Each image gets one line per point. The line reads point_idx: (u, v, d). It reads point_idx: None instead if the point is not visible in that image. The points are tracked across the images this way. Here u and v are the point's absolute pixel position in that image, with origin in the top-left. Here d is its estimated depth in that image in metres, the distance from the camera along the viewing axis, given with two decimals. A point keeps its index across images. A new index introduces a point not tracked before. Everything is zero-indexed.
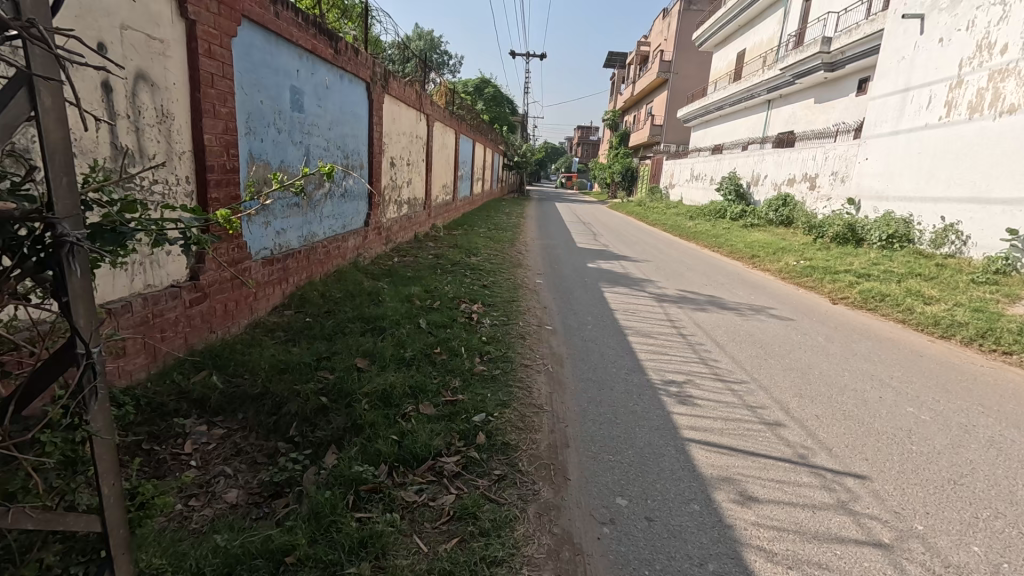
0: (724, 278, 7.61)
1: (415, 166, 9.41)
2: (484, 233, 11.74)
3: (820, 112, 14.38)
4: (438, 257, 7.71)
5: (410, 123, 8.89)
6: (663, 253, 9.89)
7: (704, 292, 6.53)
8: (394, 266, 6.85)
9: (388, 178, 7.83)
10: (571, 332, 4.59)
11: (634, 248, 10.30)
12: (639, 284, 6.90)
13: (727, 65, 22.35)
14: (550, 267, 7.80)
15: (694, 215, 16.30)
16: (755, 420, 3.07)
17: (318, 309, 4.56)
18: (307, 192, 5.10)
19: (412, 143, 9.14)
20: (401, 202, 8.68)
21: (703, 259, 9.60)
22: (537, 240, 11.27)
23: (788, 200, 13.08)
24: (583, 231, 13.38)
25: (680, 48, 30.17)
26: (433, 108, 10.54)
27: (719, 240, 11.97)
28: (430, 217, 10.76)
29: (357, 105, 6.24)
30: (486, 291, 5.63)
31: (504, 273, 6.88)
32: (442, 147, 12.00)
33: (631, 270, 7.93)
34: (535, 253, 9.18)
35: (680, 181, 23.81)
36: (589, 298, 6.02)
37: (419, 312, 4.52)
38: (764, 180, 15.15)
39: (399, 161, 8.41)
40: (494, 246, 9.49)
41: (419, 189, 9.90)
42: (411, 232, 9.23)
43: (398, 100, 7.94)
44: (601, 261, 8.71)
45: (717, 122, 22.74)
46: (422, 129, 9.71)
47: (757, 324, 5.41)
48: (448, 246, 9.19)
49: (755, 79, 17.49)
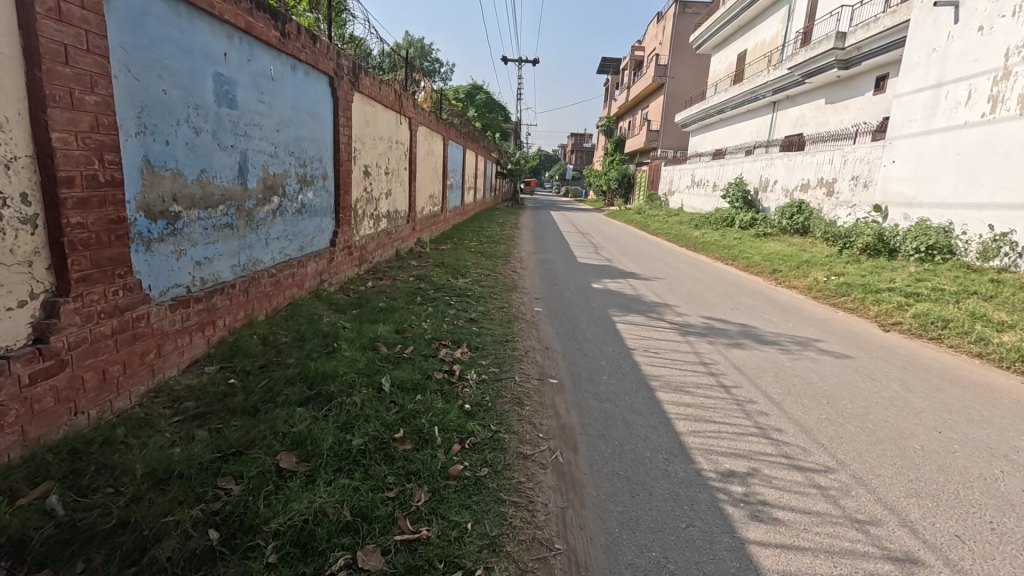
0: (751, 300, 6.58)
1: (395, 175, 8.37)
2: (476, 247, 10.72)
3: (833, 113, 13.49)
4: (420, 280, 6.66)
5: (389, 127, 7.87)
6: (675, 268, 8.88)
7: (735, 320, 5.50)
8: (366, 293, 5.79)
9: (361, 189, 6.80)
10: (581, 386, 3.52)
11: (642, 263, 9.29)
12: (655, 310, 5.87)
13: (726, 67, 21.57)
14: (549, 289, 6.76)
15: (700, 224, 15.35)
16: (876, 553, 2.03)
17: (252, 362, 3.48)
18: (245, 209, 4.03)
19: (392, 150, 8.12)
20: (378, 216, 7.64)
21: (719, 274, 8.60)
22: (534, 254, 10.23)
23: (803, 207, 12.15)
24: (583, 243, 12.39)
25: (676, 51, 29.44)
26: (417, 111, 9.53)
27: (731, 251, 10.98)
28: (415, 232, 9.72)
29: (317, 103, 5.19)
30: (473, 327, 4.57)
31: (496, 299, 5.83)
32: (428, 155, 10.99)
33: (642, 291, 6.90)
34: (531, 270, 8.15)
35: (680, 188, 22.92)
36: (599, 331, 4.97)
37: (382, 364, 3.46)
38: (774, 186, 14.22)
39: (375, 170, 7.37)
40: (485, 263, 8.45)
41: (401, 201, 8.86)
42: (391, 249, 8.19)
43: (372, 100, 6.91)
44: (607, 279, 7.69)
45: (718, 126, 21.89)
46: (403, 134, 8.69)
47: (809, 364, 4.37)
48: (433, 264, 8.14)
49: (760, 79, 16.65)
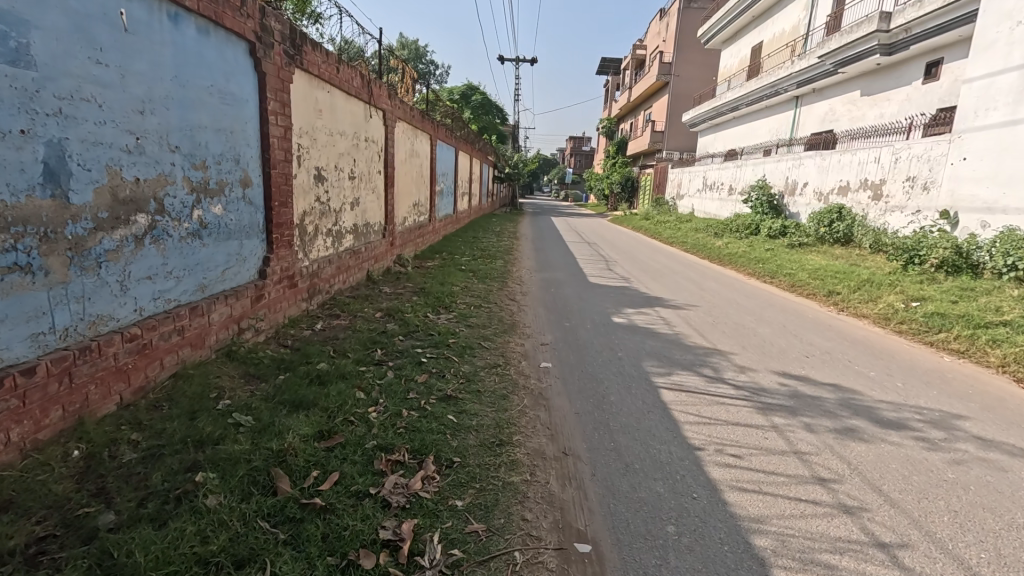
0: (826, 341, 5.01)
1: (365, 180, 6.79)
2: (469, 264, 9.14)
3: (873, 105, 12.00)
4: (388, 320, 5.05)
5: (356, 121, 6.30)
6: (710, 291, 7.27)
7: (824, 380, 3.91)
8: (307, 345, 4.18)
9: (312, 199, 5.21)
10: (635, 565, 1.92)
11: (667, 284, 7.70)
12: (706, 362, 4.27)
13: (739, 62, 20.15)
14: (559, 327, 5.16)
15: (719, 232, 13.78)
16: None
17: (25, 527, 1.86)
18: (64, 238, 2.43)
19: (360, 150, 6.54)
20: (340, 232, 6.04)
21: (764, 298, 7.04)
22: (536, 273, 8.63)
23: (844, 212, 10.62)
24: (592, 256, 10.85)
25: (681, 48, 28.04)
26: (396, 105, 7.97)
27: (766, 264, 9.42)
28: (393, 248, 8.12)
29: (225, 79, 3.61)
30: (450, 413, 2.95)
31: (487, 348, 4.22)
32: (411, 157, 9.41)
33: (679, 328, 5.31)
34: (535, 297, 6.56)
35: (691, 191, 21.38)
36: (639, 406, 3.36)
37: (265, 534, 1.86)
38: (804, 188, 12.68)
39: (336, 175, 5.79)
40: (478, 288, 6.86)
41: (374, 212, 7.27)
42: (360, 273, 6.60)
43: (327, 85, 5.35)
44: (630, 309, 6.11)
45: (730, 125, 20.38)
46: (377, 131, 7.13)
47: (977, 468, 2.77)
48: (412, 290, 6.55)
49: (781, 71, 15.16)
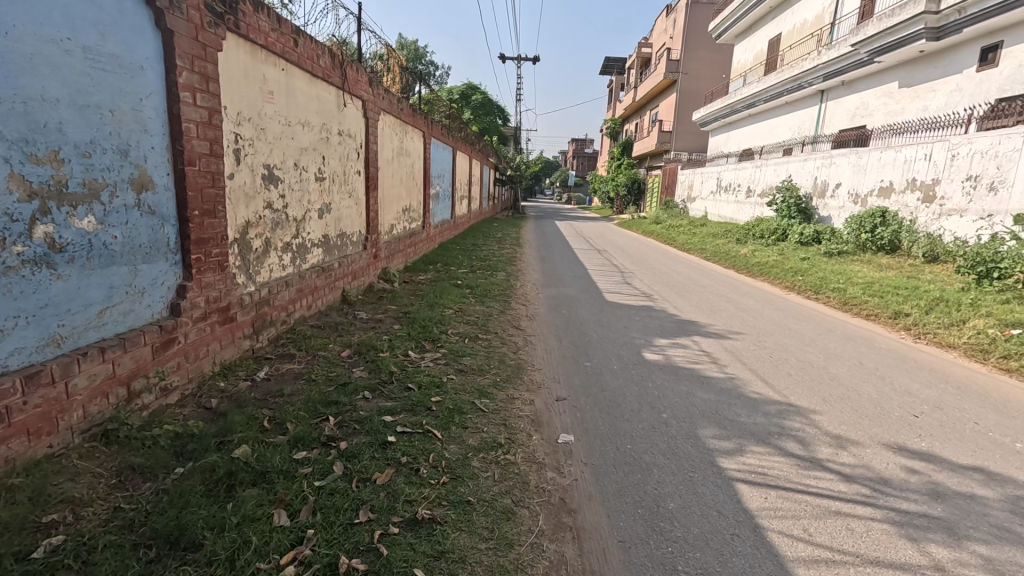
0: (929, 389, 3.83)
1: (338, 182, 5.65)
2: (467, 278, 7.98)
3: (914, 97, 10.84)
4: (355, 363, 3.88)
5: (324, 111, 5.16)
6: (752, 313, 6.08)
7: (968, 464, 2.73)
8: (235, 410, 3.03)
9: (261, 205, 4.05)
10: None
11: (698, 304, 6.52)
12: (785, 429, 3.09)
13: (754, 56, 19.02)
14: (577, 370, 3.99)
15: (742, 238, 12.61)
16: None
17: None
18: None
19: (331, 146, 5.40)
20: (305, 246, 4.89)
21: (819, 322, 5.87)
22: (544, 288, 7.46)
23: (888, 216, 9.45)
24: (605, 266, 9.69)
25: (689, 45, 26.94)
26: (379, 96, 6.83)
27: (806, 277, 8.25)
28: (376, 262, 6.98)
29: (97, 33, 2.46)
30: (418, 567, 1.78)
31: (482, 413, 3.05)
32: (400, 156, 8.25)
33: (732, 369, 4.13)
34: (543, 322, 5.40)
35: (704, 194, 20.21)
36: (714, 524, 2.18)
37: None
38: (837, 190, 11.50)
39: (297, 175, 4.65)
40: (475, 310, 5.69)
41: (351, 220, 6.11)
42: (331, 294, 5.45)
43: (280, 60, 4.21)
44: (663, 339, 4.94)
45: (745, 124, 19.23)
46: (355, 124, 6.00)
47: None
48: (395, 314, 5.40)
49: (805, 64, 14.03)
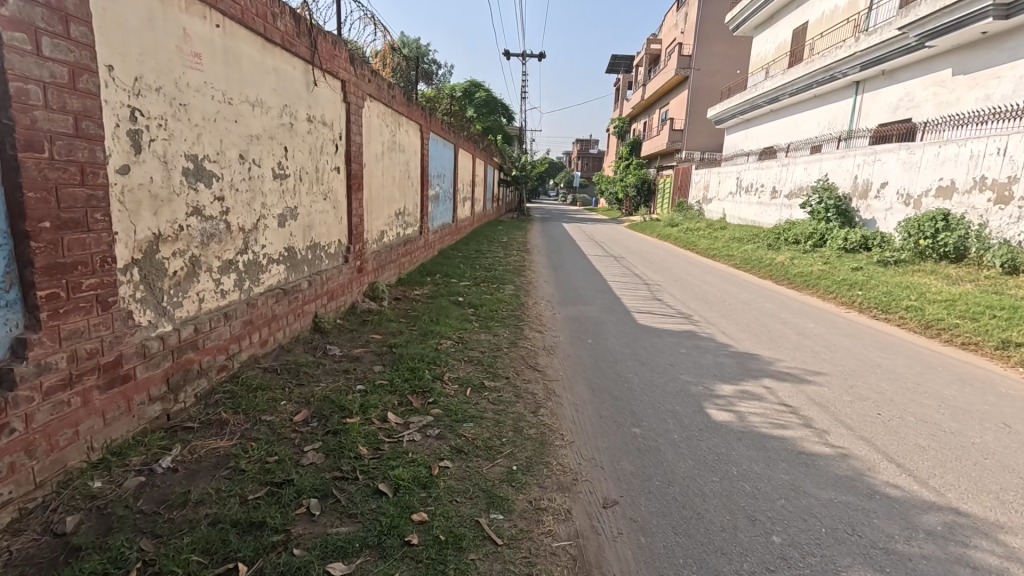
0: None
1: (307, 181, 4.50)
2: (470, 293, 6.85)
3: (973, 86, 9.67)
4: (309, 437, 2.73)
5: (285, 89, 4.02)
6: (823, 344, 4.90)
7: None
8: (95, 544, 1.88)
9: (182, 212, 2.92)
10: None
11: (750, 329, 5.35)
12: (980, 572, 1.92)
13: (776, 48, 17.85)
14: (624, 444, 2.83)
15: (774, 243, 11.42)
16: None
17: None
18: None
19: (296, 135, 4.25)
20: (259, 265, 3.76)
21: (910, 354, 4.70)
22: (561, 306, 6.30)
23: (952, 219, 8.25)
24: (627, 277, 8.52)
25: (702, 39, 25.78)
26: (364, 79, 5.70)
27: (865, 290, 7.09)
28: (360, 277, 5.84)
29: None
30: None
31: (492, 550, 1.90)
32: (392, 152, 7.11)
33: (839, 440, 2.94)
34: (566, 358, 4.25)
35: (722, 195, 19.01)
36: None
37: None
38: (883, 189, 10.30)
39: (243, 170, 3.51)
40: (479, 341, 4.54)
41: (327, 227, 4.96)
42: (297, 323, 4.30)
43: (211, 12, 3.07)
44: (727, 385, 3.77)
45: (766, 120, 18.06)
46: (330, 110, 4.86)
47: None
48: (377, 348, 4.25)
49: (840, 52, 12.85)
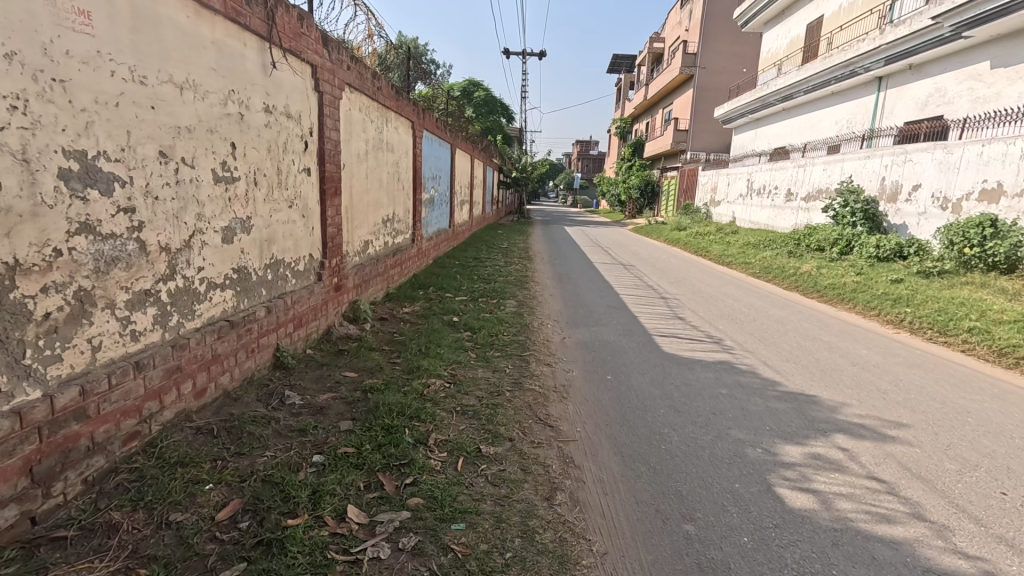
0: None
1: (264, 186, 3.68)
2: (467, 312, 6.01)
3: (1014, 79, 8.89)
4: (229, 554, 1.91)
5: (231, 70, 3.20)
6: (889, 381, 4.08)
7: None
8: None
9: (61, 231, 2.10)
10: None
11: (796, 359, 4.55)
12: None
13: (787, 44, 17.11)
14: (679, 557, 2.01)
15: (795, 250, 10.62)
16: None
17: None
18: None
19: (248, 128, 3.42)
20: (192, 294, 2.93)
21: (996, 392, 3.89)
22: (571, 328, 5.49)
23: (1000, 225, 7.45)
24: (640, 290, 7.73)
25: (707, 37, 25.08)
26: (342, 65, 4.89)
27: (911, 307, 6.30)
28: (337, 296, 5.01)
29: None
30: None
31: None
32: (378, 150, 6.28)
33: (972, 546, 2.12)
34: (583, 405, 3.43)
35: (731, 197, 18.22)
36: None
37: None
38: (916, 192, 9.49)
39: (167, 172, 2.69)
40: (475, 380, 3.72)
41: (293, 241, 4.14)
42: (250, 362, 3.46)
43: None
44: (791, 447, 2.95)
45: (778, 119, 17.29)
46: (296, 100, 4.04)
47: None
48: (349, 393, 3.43)
49: (861, 46, 12.08)
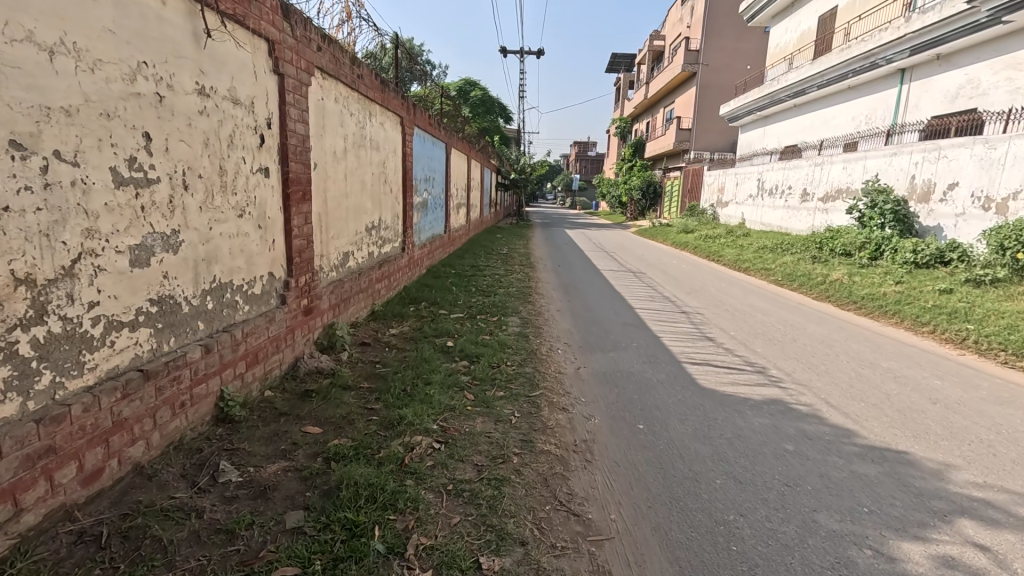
0: None
1: (200, 190, 2.86)
2: (463, 335, 5.19)
3: None
4: None
5: (140, 34, 2.38)
6: (988, 427, 3.27)
7: None
8: None
9: None
10: None
11: (864, 396, 3.74)
12: None
13: (798, 38, 16.39)
14: None
15: (819, 255, 9.81)
16: None
17: None
18: None
19: (173, 115, 2.62)
20: (78, 340, 2.11)
21: None
22: (586, 353, 4.68)
23: None
24: (658, 304, 6.92)
25: (710, 34, 24.41)
26: (311, 44, 4.08)
27: (972, 322, 5.50)
28: (307, 321, 4.19)
29: None
30: None
31: None
32: (360, 149, 5.47)
33: None
34: (614, 474, 2.63)
35: (740, 198, 17.43)
36: None
37: None
38: (954, 191, 8.67)
39: (27, 171, 1.87)
40: (473, 437, 2.91)
41: (243, 259, 3.32)
42: (176, 422, 2.65)
43: None
44: (911, 546, 2.13)
45: (788, 116, 16.54)
46: (245, 82, 3.23)
47: None
48: (306, 462, 2.61)
49: (884, 36, 11.36)
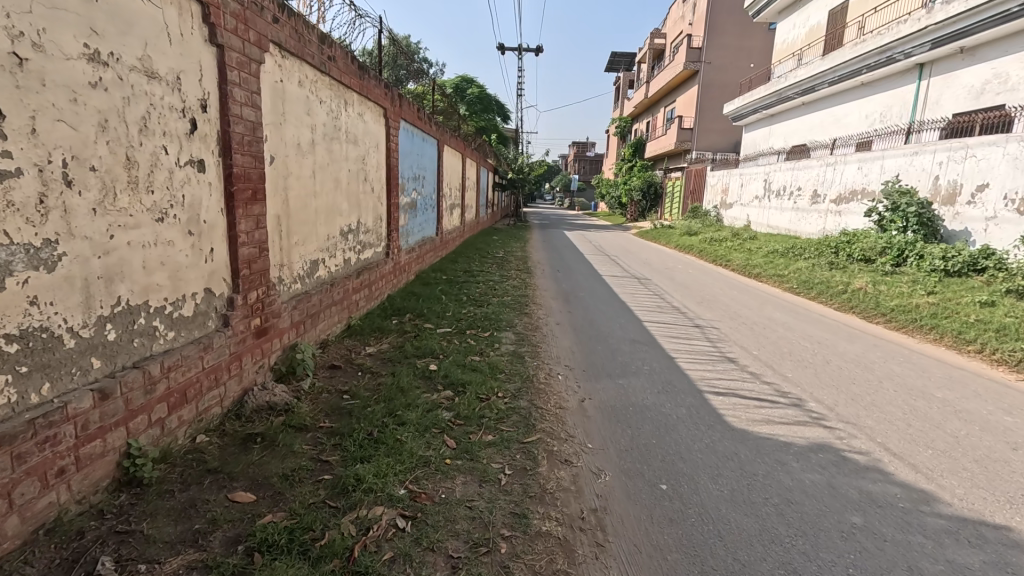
0: None
1: (94, 187, 2.19)
2: (449, 356, 4.52)
3: None
4: None
5: None
6: None
7: None
8: None
9: None
10: None
11: (929, 441, 3.08)
12: None
13: (806, 33, 15.78)
14: None
15: (836, 261, 9.17)
16: None
17: None
18: None
19: (46, 86, 1.95)
20: None
21: None
22: (591, 380, 4.01)
23: None
24: (667, 316, 6.26)
25: (713, 30, 23.81)
26: (263, 13, 3.40)
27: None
28: (260, 345, 3.51)
29: None
30: None
31: None
32: (333, 142, 4.79)
33: None
34: (635, 568, 1.98)
35: (746, 199, 16.81)
36: None
37: None
38: (984, 192, 8.05)
39: None
40: (449, 511, 2.24)
41: (165, 274, 2.64)
42: (48, 497, 1.98)
43: None
44: None
45: (796, 114, 15.92)
46: (164, 51, 2.55)
47: None
48: (222, 553, 1.94)
49: (902, 29, 10.76)
